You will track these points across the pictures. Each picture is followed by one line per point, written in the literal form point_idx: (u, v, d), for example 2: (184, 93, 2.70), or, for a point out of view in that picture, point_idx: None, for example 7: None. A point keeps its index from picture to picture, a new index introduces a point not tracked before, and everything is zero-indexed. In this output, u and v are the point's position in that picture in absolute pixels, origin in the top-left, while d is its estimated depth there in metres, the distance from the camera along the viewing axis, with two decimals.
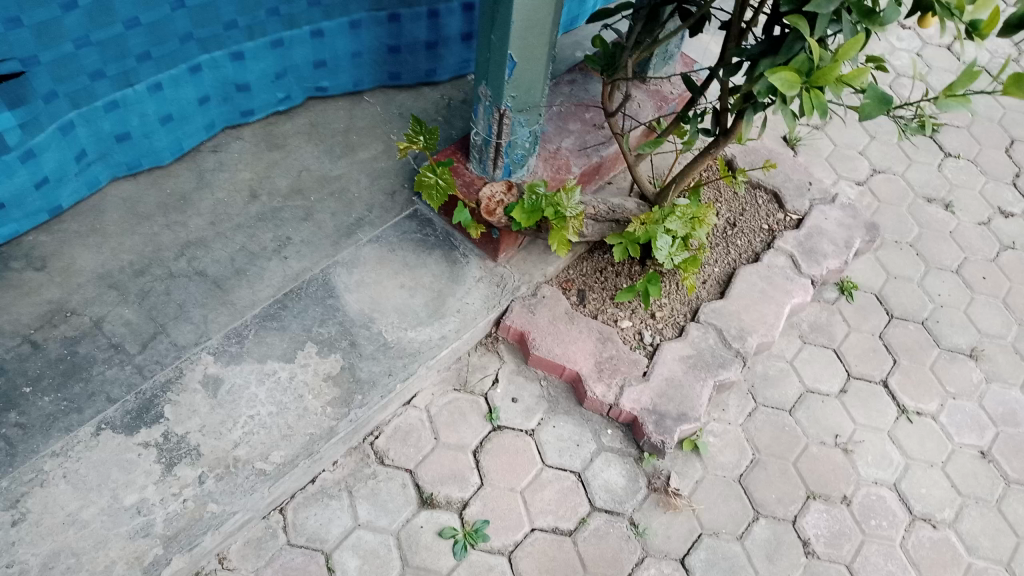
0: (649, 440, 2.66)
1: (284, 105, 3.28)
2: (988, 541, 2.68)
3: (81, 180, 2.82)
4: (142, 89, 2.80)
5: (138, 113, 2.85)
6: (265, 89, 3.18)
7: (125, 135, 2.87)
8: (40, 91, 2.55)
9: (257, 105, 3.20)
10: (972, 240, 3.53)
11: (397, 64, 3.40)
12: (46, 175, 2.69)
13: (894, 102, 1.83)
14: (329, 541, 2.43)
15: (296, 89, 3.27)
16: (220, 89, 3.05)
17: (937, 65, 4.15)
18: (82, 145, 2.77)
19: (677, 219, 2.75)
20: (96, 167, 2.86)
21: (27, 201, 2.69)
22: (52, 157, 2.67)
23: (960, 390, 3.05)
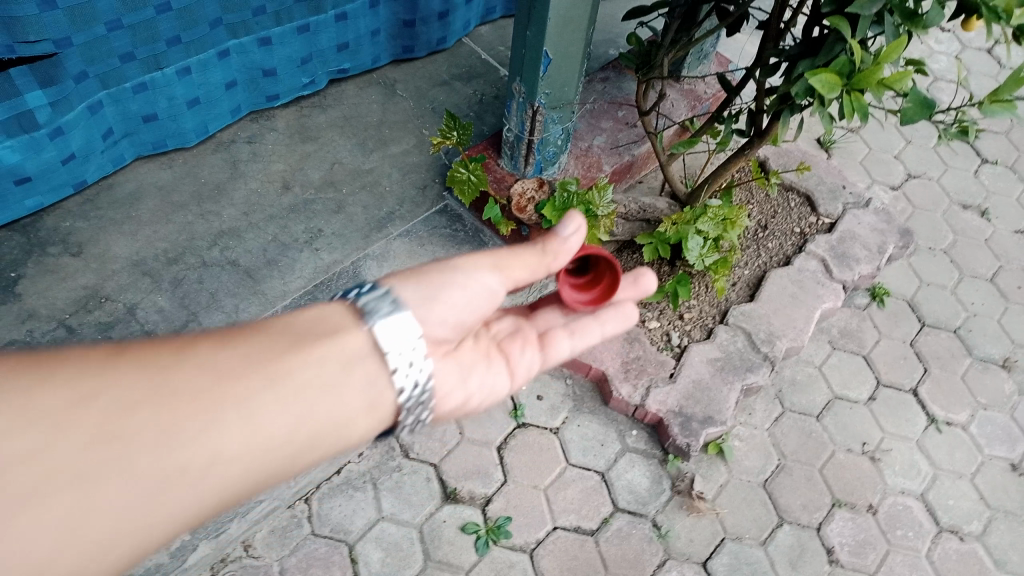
0: (674, 442, 2.65)
1: (309, 90, 3.32)
2: (1016, 555, 2.65)
3: (106, 157, 2.87)
4: (171, 72, 2.84)
5: (166, 95, 2.89)
6: (291, 74, 3.21)
7: (152, 116, 2.91)
8: (71, 71, 2.58)
9: (283, 90, 3.24)
10: (1008, 249, 3.47)
11: (411, 39, 3.46)
12: (73, 152, 2.73)
13: (936, 107, 1.81)
14: (353, 532, 2.46)
15: (320, 74, 3.31)
16: (247, 74, 3.10)
17: (977, 68, 4.08)
18: (109, 124, 2.81)
19: (709, 221, 2.75)
20: (123, 145, 2.91)
21: (53, 177, 2.74)
22: (80, 134, 2.72)
23: (991, 401, 3.01)
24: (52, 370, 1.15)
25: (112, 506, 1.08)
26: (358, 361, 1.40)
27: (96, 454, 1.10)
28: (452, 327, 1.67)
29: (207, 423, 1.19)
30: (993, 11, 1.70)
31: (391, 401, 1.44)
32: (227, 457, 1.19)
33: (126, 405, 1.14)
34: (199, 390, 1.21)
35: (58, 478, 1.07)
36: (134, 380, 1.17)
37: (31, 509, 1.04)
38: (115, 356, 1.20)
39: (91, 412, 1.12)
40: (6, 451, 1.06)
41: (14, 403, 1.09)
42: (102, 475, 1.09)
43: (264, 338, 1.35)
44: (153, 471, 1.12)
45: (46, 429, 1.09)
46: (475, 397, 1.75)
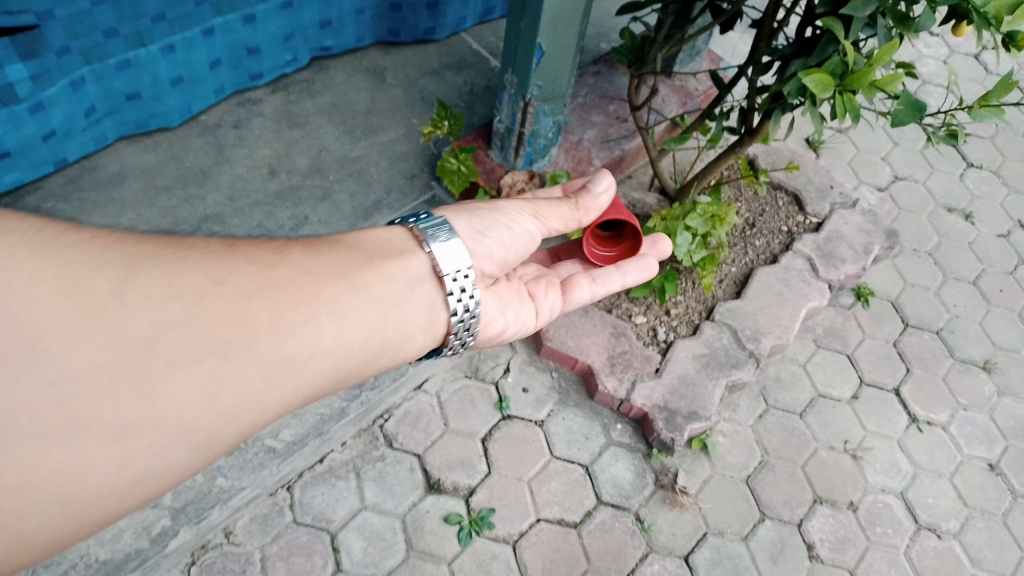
0: (658, 436, 2.66)
1: (292, 67, 3.31)
2: (992, 554, 2.68)
3: (88, 135, 2.84)
4: (155, 49, 2.81)
5: (150, 73, 2.86)
6: (275, 51, 3.19)
7: (135, 94, 2.88)
8: (53, 45, 2.55)
9: (266, 68, 3.22)
10: (991, 252, 3.51)
11: (398, 21, 3.46)
12: (54, 128, 2.70)
13: (926, 109, 1.83)
14: (335, 521, 2.45)
15: (303, 51, 3.30)
16: (231, 52, 3.06)
17: (964, 74, 4.11)
18: (92, 101, 2.78)
19: (697, 217, 2.73)
20: (106, 123, 2.88)
21: (33, 152, 2.71)
22: (61, 110, 2.68)
23: (971, 402, 3.04)
24: (173, 256, 1.23)
25: (240, 378, 1.18)
26: (419, 279, 1.55)
27: (221, 332, 1.18)
28: (499, 263, 1.85)
29: (311, 314, 1.29)
30: (984, 18, 1.70)
31: (444, 320, 1.60)
32: (328, 347, 1.30)
33: (243, 291, 1.24)
34: (301, 285, 1.31)
35: (196, 349, 1.14)
36: (246, 271, 1.27)
37: (174, 374, 1.11)
38: (223, 251, 1.30)
39: (219, 296, 1.21)
40: (150, 319, 1.12)
41: (148, 280, 1.16)
42: (230, 352, 1.18)
43: (340, 250, 1.48)
44: (271, 352, 1.22)
45: (180, 302, 1.16)
46: (509, 328, 1.95)
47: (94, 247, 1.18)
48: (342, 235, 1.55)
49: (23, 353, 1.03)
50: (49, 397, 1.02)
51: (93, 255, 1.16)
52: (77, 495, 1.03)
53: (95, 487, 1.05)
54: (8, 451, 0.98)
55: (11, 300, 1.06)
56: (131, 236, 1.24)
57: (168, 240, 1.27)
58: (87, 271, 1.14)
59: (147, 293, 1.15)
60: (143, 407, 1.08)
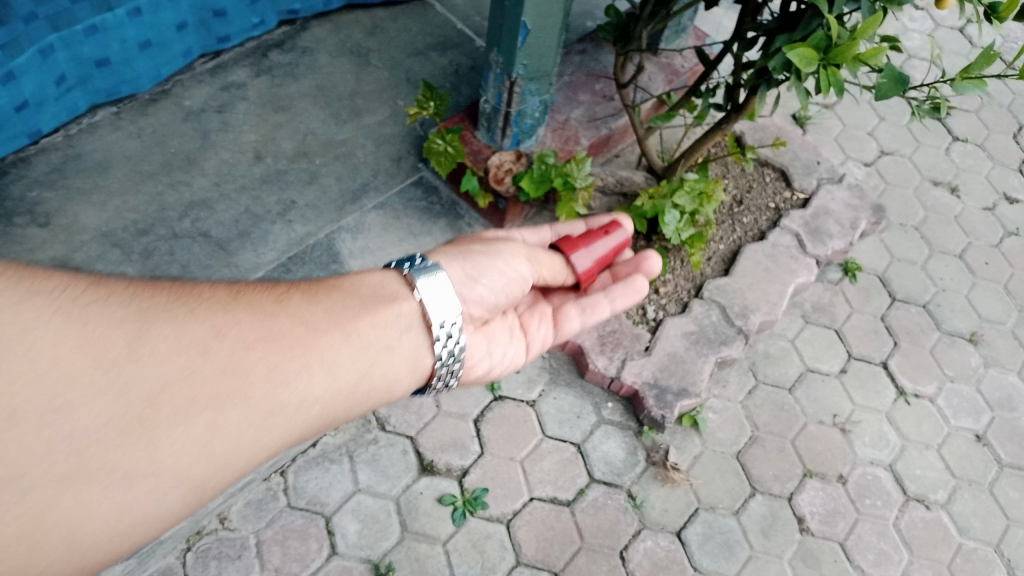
0: (649, 413, 2.68)
1: (260, 31, 3.32)
2: (979, 522, 2.72)
3: (61, 106, 2.84)
4: (121, 13, 2.84)
5: (118, 38, 2.88)
6: (241, 14, 3.22)
7: (104, 61, 2.90)
8: (20, 12, 2.58)
9: (233, 32, 3.23)
10: (977, 225, 3.53)
11: None
12: (26, 98, 2.71)
13: (910, 82, 1.83)
14: (329, 505, 2.46)
15: (269, 14, 3.32)
16: (197, 15, 3.09)
17: (949, 47, 4.11)
18: (62, 70, 2.79)
19: (685, 194, 2.75)
20: (77, 93, 2.88)
21: (7, 125, 2.71)
22: (32, 79, 2.70)
23: (958, 373, 3.07)
24: (181, 307, 1.27)
25: (235, 428, 1.22)
26: (408, 327, 1.54)
27: (218, 384, 1.22)
28: (489, 306, 1.83)
29: (303, 364, 1.33)
30: None
31: (429, 364, 1.59)
32: (319, 395, 1.33)
33: (244, 341, 1.28)
34: (296, 335, 1.35)
35: (196, 400, 1.19)
36: (249, 321, 1.31)
37: (175, 425, 1.16)
38: (228, 299, 1.34)
39: (220, 348, 1.25)
40: (156, 372, 1.17)
41: (158, 333, 1.21)
42: (226, 404, 1.22)
43: (336, 297, 1.49)
44: (263, 403, 1.26)
45: (184, 355, 1.21)
46: (497, 366, 1.94)
47: (114, 303, 1.21)
48: (338, 279, 1.56)
49: (39, 407, 1.08)
50: (59, 448, 1.07)
51: (105, 308, 1.20)
52: (80, 541, 1.07)
53: (94, 534, 1.08)
54: (22, 498, 1.03)
55: (34, 356, 1.10)
56: (145, 286, 1.29)
57: (179, 290, 1.31)
58: (102, 323, 1.18)
59: (156, 347, 1.19)
60: (144, 458, 1.13)
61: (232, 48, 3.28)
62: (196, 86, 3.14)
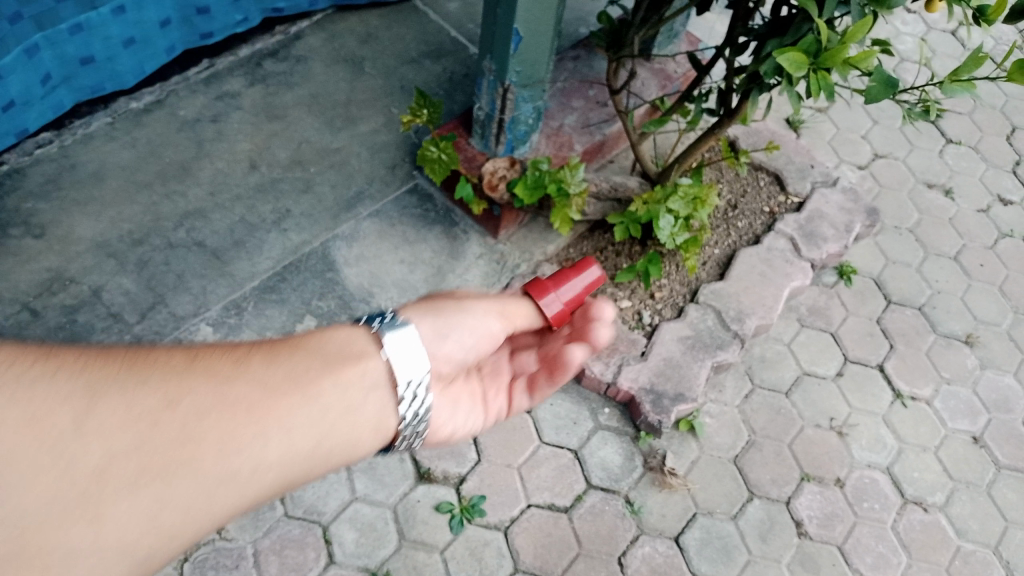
0: (646, 419, 2.68)
1: (243, 28, 3.29)
2: (977, 525, 2.72)
3: (46, 104, 2.82)
4: (106, 11, 2.80)
5: (102, 36, 2.85)
6: (224, 11, 3.18)
7: (89, 59, 2.87)
8: (5, 13, 2.55)
9: (217, 28, 3.20)
10: (971, 227, 3.54)
11: None
12: (12, 98, 2.68)
13: (899, 86, 1.84)
14: (326, 514, 2.46)
15: (254, 11, 3.28)
16: (181, 11, 3.05)
17: (941, 50, 4.13)
18: (48, 69, 2.77)
19: (679, 199, 2.76)
20: (61, 91, 2.86)
21: None
22: (18, 79, 2.67)
23: (954, 375, 3.07)
24: (129, 374, 1.12)
25: (186, 502, 1.09)
26: (377, 385, 1.36)
27: (171, 455, 1.09)
28: (456, 364, 1.63)
29: (262, 431, 1.18)
30: None
31: (393, 426, 1.40)
32: (279, 462, 1.19)
33: (197, 408, 1.14)
34: (257, 396, 1.20)
35: (141, 476, 1.06)
36: (207, 385, 1.17)
37: (120, 502, 1.04)
38: (187, 359, 1.19)
39: (174, 417, 1.11)
40: (99, 447, 1.05)
41: (104, 405, 1.08)
42: (178, 476, 1.09)
43: (304, 352, 1.32)
44: (219, 474, 1.12)
45: (129, 428, 1.08)
46: (457, 434, 1.72)
47: (59, 365, 1.09)
48: (311, 330, 1.38)
49: None
50: None
51: (40, 381, 1.06)
52: None
53: None
54: None
55: None
56: (99, 347, 1.15)
57: (134, 350, 1.17)
58: (37, 398, 1.05)
59: (98, 420, 1.06)
60: (85, 538, 1.01)
61: (227, 58, 3.29)
62: (190, 95, 3.14)
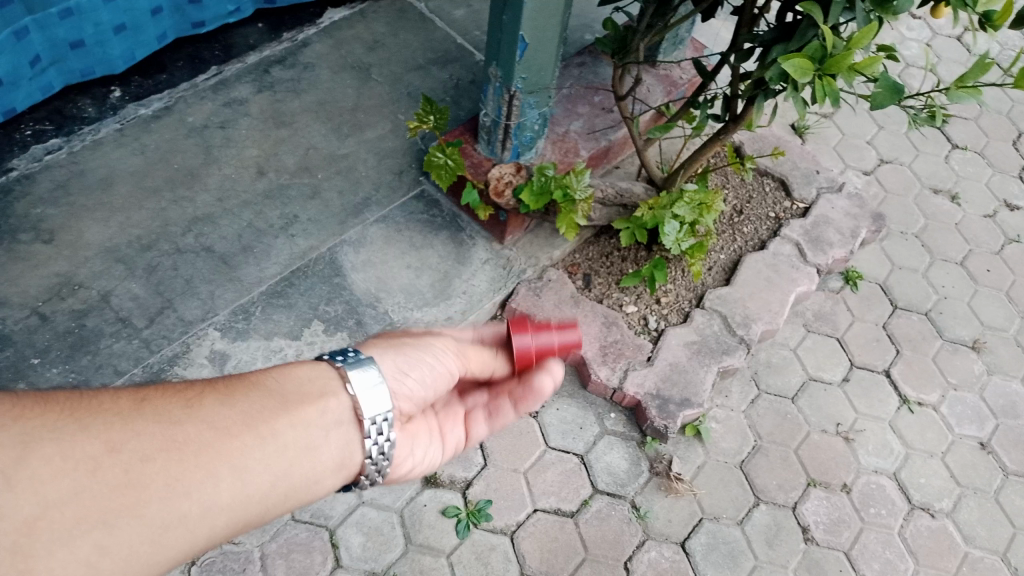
0: (652, 424, 2.69)
1: (235, 18, 3.40)
2: (985, 531, 2.72)
3: (35, 85, 2.92)
4: None
5: (93, 21, 2.93)
6: (216, 2, 3.28)
7: (79, 43, 2.95)
8: None
9: (208, 18, 3.31)
10: (978, 232, 3.54)
11: None
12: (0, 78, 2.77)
13: (905, 92, 1.86)
14: (333, 518, 2.47)
15: (246, 2, 3.39)
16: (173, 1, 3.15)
17: (947, 55, 4.14)
18: (37, 51, 2.85)
19: (684, 205, 2.77)
20: (50, 73, 2.95)
21: None
22: (7, 61, 2.75)
23: (961, 381, 3.07)
24: (73, 423, 1.15)
25: (126, 549, 1.10)
26: (339, 423, 1.37)
27: (111, 500, 1.10)
28: (417, 400, 1.71)
29: (209, 472, 1.19)
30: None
31: (357, 462, 1.42)
32: (228, 504, 1.20)
33: (142, 452, 1.15)
34: (203, 441, 1.21)
35: (82, 521, 1.07)
36: (152, 430, 1.19)
37: (55, 550, 1.04)
38: (131, 407, 1.21)
39: (115, 463, 1.13)
40: (35, 497, 1.06)
41: (40, 454, 1.09)
42: (118, 520, 1.10)
43: (255, 396, 1.33)
44: (163, 517, 1.13)
45: (69, 475, 1.09)
46: (419, 468, 1.80)
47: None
48: (267, 371, 1.40)
49: None
50: None
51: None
52: None
53: None
54: None
55: None
56: (40, 398, 1.17)
57: (74, 401, 1.19)
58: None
59: (38, 470, 1.07)
60: None
61: (235, 65, 3.31)
62: (198, 102, 3.16)
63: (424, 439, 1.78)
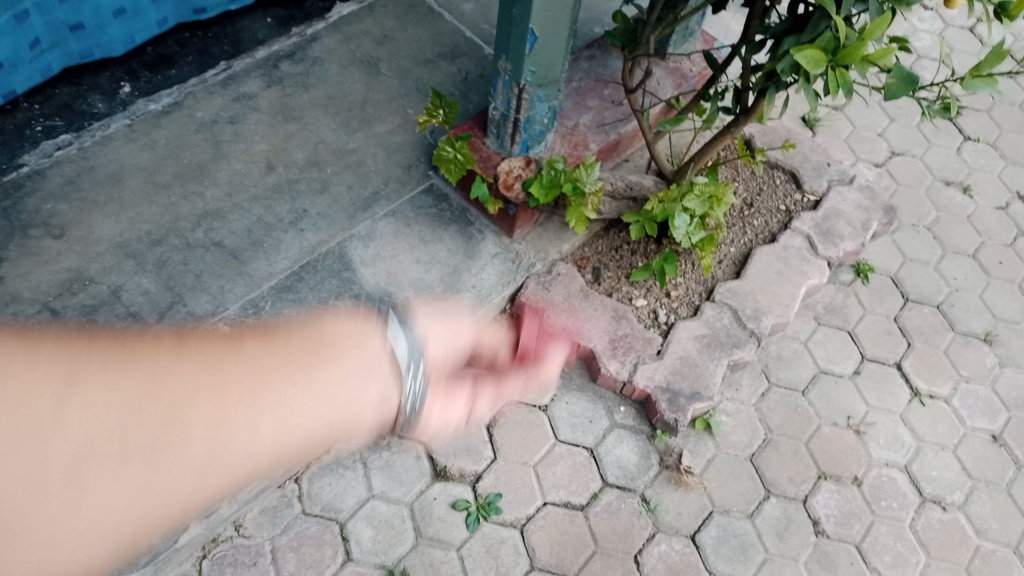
0: (662, 417, 2.68)
1: (237, 5, 3.42)
2: (998, 524, 2.70)
3: (35, 67, 2.96)
4: None
5: (92, 4, 2.96)
6: None
7: (78, 26, 2.99)
8: None
9: (210, 5, 3.33)
10: (990, 225, 3.51)
11: None
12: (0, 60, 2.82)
13: (918, 83, 1.85)
14: (343, 511, 2.47)
15: None
16: None
17: (959, 47, 4.10)
18: (37, 34, 2.89)
19: (694, 198, 2.76)
20: (50, 55, 2.99)
21: None
22: (7, 43, 2.80)
23: (973, 373, 3.05)
24: (119, 354, 1.08)
25: (172, 477, 1.10)
26: (370, 368, 1.49)
27: (162, 434, 1.07)
28: (443, 350, 1.88)
29: (254, 409, 1.20)
30: None
31: (389, 403, 1.62)
32: (269, 440, 1.22)
33: (189, 390, 1.11)
34: (244, 374, 1.21)
35: (132, 450, 1.04)
36: (196, 369, 1.14)
37: (108, 479, 1.03)
38: (175, 345, 1.14)
39: (165, 396, 1.08)
40: (87, 426, 1.01)
41: (89, 387, 1.02)
42: (161, 453, 1.07)
43: (288, 341, 1.35)
44: (207, 449, 1.13)
45: (119, 406, 1.04)
46: (429, 418, 1.94)
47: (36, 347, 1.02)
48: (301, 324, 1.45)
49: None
50: None
51: (25, 359, 1.00)
52: None
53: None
54: None
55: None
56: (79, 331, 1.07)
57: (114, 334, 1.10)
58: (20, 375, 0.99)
59: (89, 401, 1.02)
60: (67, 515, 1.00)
61: (244, 60, 3.31)
62: (208, 97, 3.17)
63: (442, 392, 1.94)
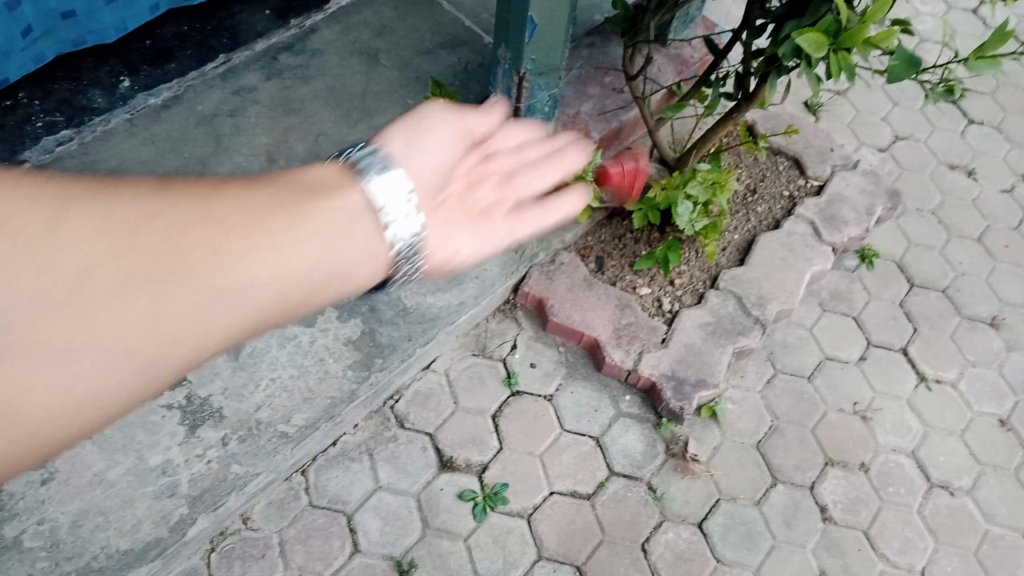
0: (667, 405, 2.68)
1: None
2: (1006, 508, 2.70)
3: (26, 55, 2.90)
4: None
5: None
6: None
7: (70, 13, 2.93)
8: None
9: None
10: (995, 208, 3.49)
11: None
12: None
13: (922, 65, 1.83)
14: (350, 503, 2.48)
15: None
16: None
17: (962, 29, 4.07)
18: (29, 23, 2.82)
19: (698, 184, 2.74)
20: (42, 43, 2.94)
21: None
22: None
23: (979, 358, 3.04)
24: (105, 194, 1.25)
25: (177, 304, 1.20)
26: (361, 212, 1.51)
27: (156, 259, 1.21)
28: (436, 173, 1.73)
29: (245, 245, 1.31)
30: None
31: (387, 259, 1.53)
32: (268, 277, 1.31)
33: (178, 222, 1.26)
34: (231, 217, 1.33)
35: (131, 277, 1.18)
36: (183, 204, 1.29)
37: (113, 299, 1.15)
38: (160, 188, 1.31)
39: (154, 228, 1.23)
40: (83, 250, 1.16)
41: (79, 214, 1.20)
42: (161, 278, 1.20)
43: (277, 193, 1.46)
44: (206, 276, 1.24)
45: (109, 235, 1.20)
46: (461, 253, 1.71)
47: (29, 189, 1.20)
48: (286, 176, 1.54)
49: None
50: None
51: (22, 197, 1.18)
52: (22, 414, 1.06)
53: (32, 415, 1.07)
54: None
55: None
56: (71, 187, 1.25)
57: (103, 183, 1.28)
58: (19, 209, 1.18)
59: (78, 228, 1.18)
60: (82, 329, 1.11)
61: (243, 53, 3.29)
62: (207, 90, 3.15)
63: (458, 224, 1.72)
